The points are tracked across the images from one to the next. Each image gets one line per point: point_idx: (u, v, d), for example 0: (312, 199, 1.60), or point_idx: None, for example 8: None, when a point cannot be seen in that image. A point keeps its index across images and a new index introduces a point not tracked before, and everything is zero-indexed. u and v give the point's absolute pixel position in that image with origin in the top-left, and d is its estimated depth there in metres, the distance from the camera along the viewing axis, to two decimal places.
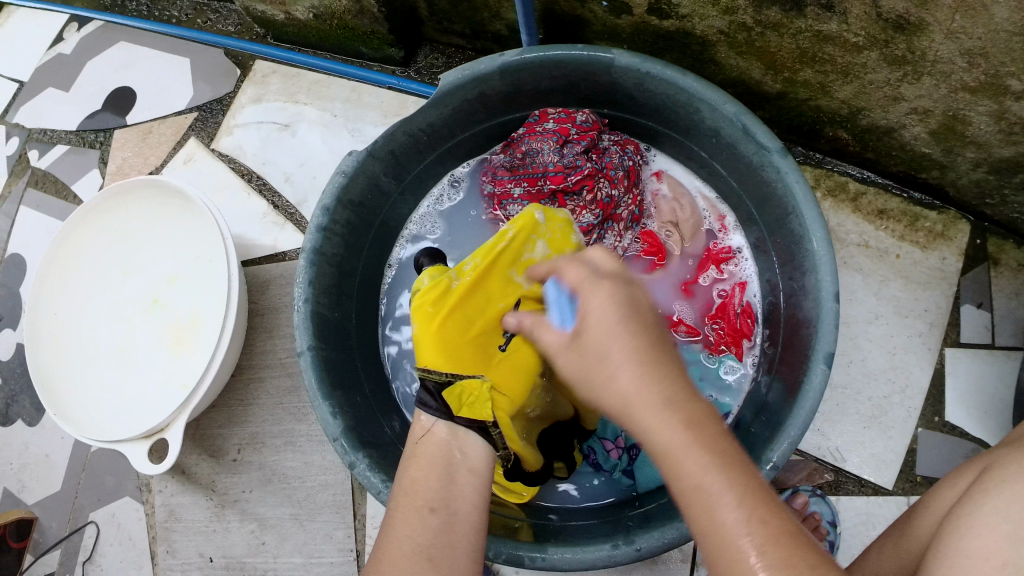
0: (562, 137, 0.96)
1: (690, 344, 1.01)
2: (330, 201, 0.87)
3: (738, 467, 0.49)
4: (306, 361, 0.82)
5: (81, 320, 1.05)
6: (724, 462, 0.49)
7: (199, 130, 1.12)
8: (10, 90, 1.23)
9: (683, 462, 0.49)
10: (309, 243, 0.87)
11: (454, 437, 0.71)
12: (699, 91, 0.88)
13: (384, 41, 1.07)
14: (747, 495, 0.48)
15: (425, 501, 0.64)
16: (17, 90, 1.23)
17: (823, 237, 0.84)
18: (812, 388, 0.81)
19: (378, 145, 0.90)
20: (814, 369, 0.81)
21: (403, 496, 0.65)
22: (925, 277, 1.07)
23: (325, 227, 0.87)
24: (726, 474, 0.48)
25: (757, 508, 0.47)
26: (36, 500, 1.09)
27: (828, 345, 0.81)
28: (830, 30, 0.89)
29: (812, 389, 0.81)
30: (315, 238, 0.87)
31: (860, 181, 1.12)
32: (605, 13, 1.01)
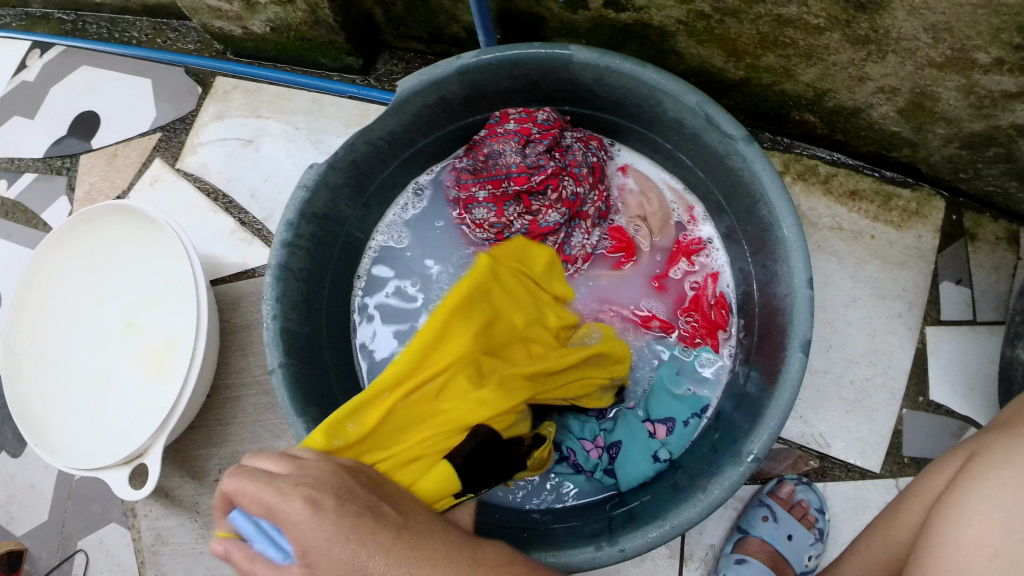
0: (523, 138, 0.95)
1: (666, 339, 0.99)
2: (292, 215, 0.87)
3: None
4: (278, 379, 0.82)
5: (60, 351, 1.05)
6: None
7: (164, 151, 1.11)
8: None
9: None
10: (273, 259, 0.86)
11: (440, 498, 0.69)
12: (661, 83, 0.88)
13: (342, 51, 1.06)
14: None
15: None
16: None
17: (793, 223, 0.84)
18: (789, 377, 0.81)
19: (339, 156, 0.90)
20: (790, 358, 0.82)
21: None
22: (902, 257, 1.06)
23: (289, 242, 0.87)
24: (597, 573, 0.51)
25: None
26: (25, 531, 1.09)
27: (805, 333, 0.82)
28: (790, 13, 0.88)
29: (789, 377, 0.81)
30: (280, 254, 0.86)
31: (831, 163, 1.10)
32: (562, 9, 1.00)
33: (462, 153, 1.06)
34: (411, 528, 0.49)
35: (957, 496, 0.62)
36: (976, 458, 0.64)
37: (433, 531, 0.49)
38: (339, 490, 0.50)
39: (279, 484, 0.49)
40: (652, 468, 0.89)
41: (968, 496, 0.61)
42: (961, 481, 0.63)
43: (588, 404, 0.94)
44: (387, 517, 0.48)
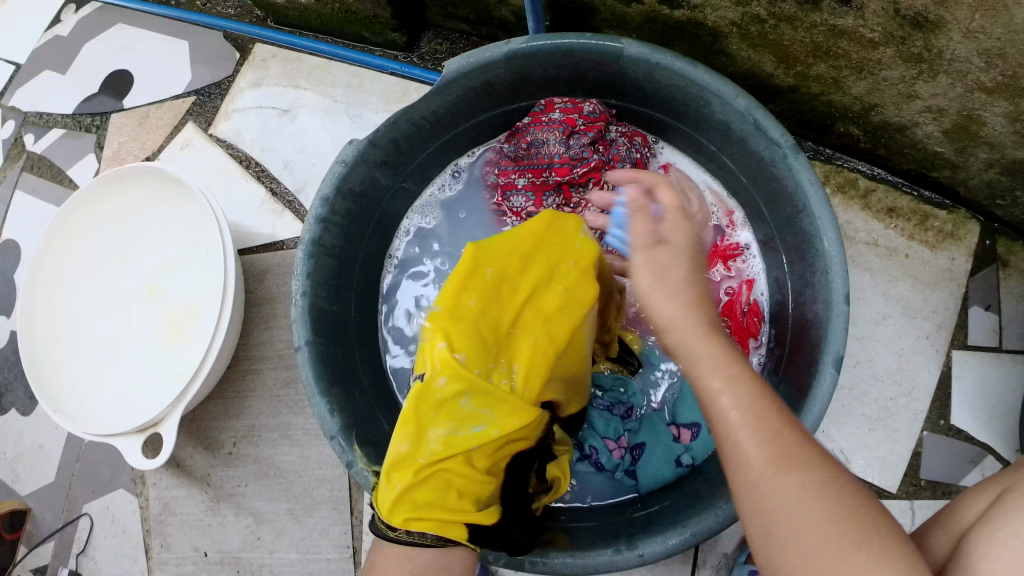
0: (568, 128, 0.93)
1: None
2: (328, 190, 0.86)
3: (776, 418, 0.55)
4: (304, 356, 0.82)
5: (77, 312, 1.03)
6: (763, 416, 0.55)
7: (197, 115, 1.09)
8: (4, 72, 1.21)
9: (716, 406, 0.57)
10: (307, 234, 0.85)
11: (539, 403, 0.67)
12: (710, 82, 0.87)
13: (387, 26, 1.05)
14: (777, 431, 0.54)
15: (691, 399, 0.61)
16: (13, 73, 1.20)
17: (834, 237, 0.83)
18: (820, 392, 0.80)
19: (380, 134, 0.89)
20: (823, 372, 0.81)
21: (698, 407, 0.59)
22: (934, 278, 1.05)
23: (323, 217, 0.86)
24: (753, 411, 0.55)
25: (760, 417, 0.55)
26: (30, 491, 1.08)
27: (837, 348, 0.81)
28: (846, 24, 0.88)
29: (821, 394, 0.80)
30: (314, 229, 0.85)
31: (871, 178, 1.09)
32: (615, 1, 0.99)
33: (503, 139, 1.04)
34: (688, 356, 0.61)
35: (987, 534, 0.58)
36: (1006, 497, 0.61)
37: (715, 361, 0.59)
38: (675, 275, 0.65)
39: (639, 254, 0.68)
40: (673, 473, 0.89)
41: (1001, 531, 0.57)
42: (995, 514, 0.60)
43: (614, 404, 0.96)
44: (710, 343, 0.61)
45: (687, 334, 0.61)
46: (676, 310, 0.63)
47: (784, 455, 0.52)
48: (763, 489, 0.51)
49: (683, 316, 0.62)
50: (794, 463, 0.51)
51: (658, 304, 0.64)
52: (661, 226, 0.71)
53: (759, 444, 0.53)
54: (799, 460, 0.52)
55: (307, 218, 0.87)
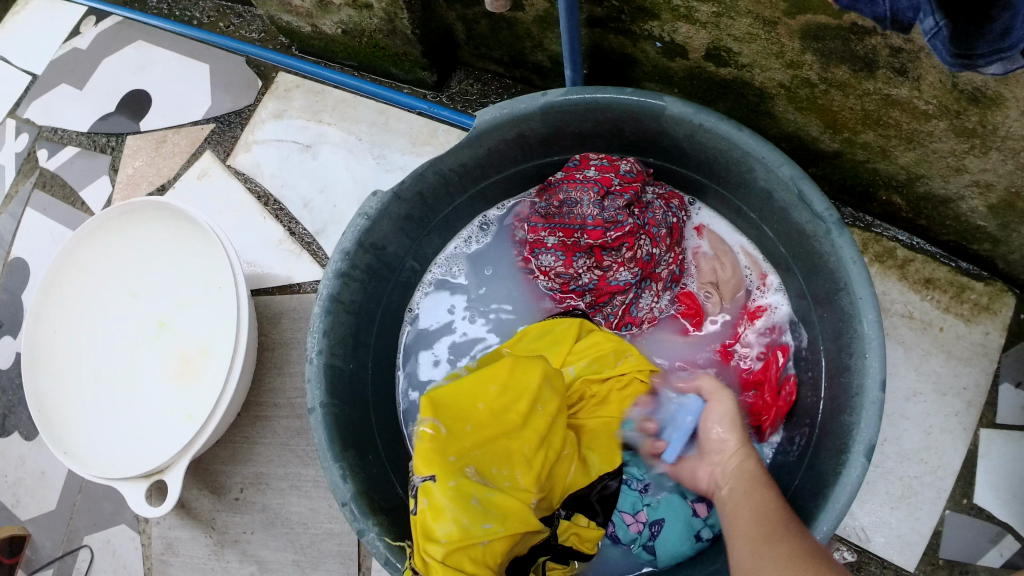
0: (603, 189, 0.91)
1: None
2: (349, 244, 0.83)
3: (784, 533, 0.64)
4: (317, 419, 0.79)
5: (84, 340, 1.00)
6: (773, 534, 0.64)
7: (216, 144, 1.07)
8: (22, 83, 1.18)
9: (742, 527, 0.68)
10: (325, 289, 0.82)
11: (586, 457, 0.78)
12: (755, 148, 0.85)
13: (416, 64, 1.04)
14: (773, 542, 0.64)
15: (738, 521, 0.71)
16: (30, 83, 1.18)
17: (873, 318, 0.81)
18: (848, 483, 0.79)
19: (405, 185, 0.86)
20: (853, 461, 0.79)
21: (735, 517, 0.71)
22: (967, 353, 1.02)
23: (342, 271, 0.83)
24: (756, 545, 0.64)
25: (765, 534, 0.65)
26: (30, 516, 1.06)
27: (869, 437, 0.79)
28: (900, 94, 0.85)
29: (849, 482, 0.79)
30: (332, 284, 0.83)
31: (909, 247, 1.06)
32: (659, 54, 0.97)
33: (535, 193, 1.01)
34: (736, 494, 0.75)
35: None
36: None
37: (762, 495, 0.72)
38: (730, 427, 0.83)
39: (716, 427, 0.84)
40: (693, 548, 0.86)
41: None
42: None
43: (633, 477, 0.90)
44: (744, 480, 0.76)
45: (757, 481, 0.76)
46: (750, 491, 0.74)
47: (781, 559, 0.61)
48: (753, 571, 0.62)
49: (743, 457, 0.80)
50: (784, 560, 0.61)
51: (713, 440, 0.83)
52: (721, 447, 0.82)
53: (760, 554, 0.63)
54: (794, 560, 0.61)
55: (326, 270, 0.84)
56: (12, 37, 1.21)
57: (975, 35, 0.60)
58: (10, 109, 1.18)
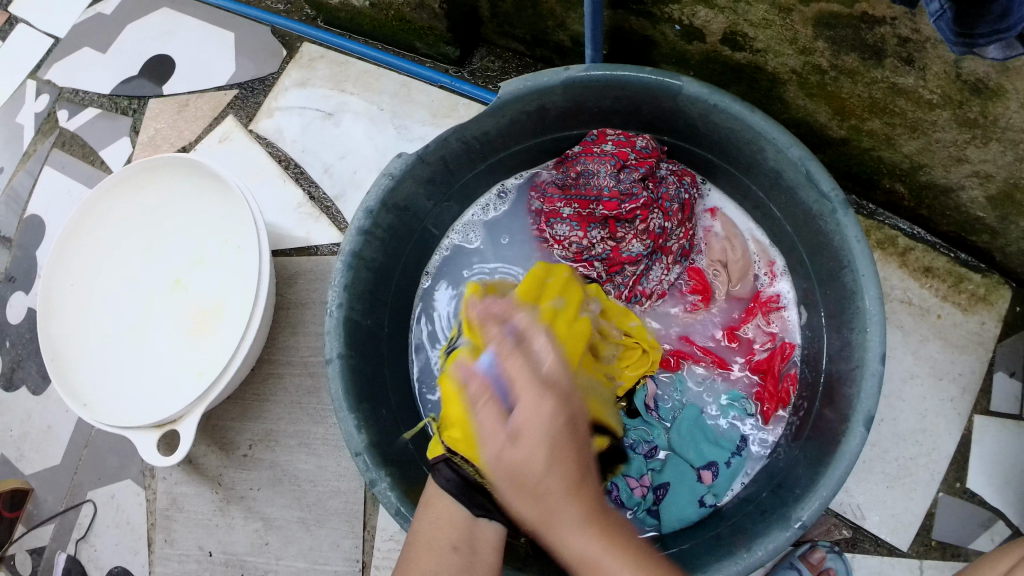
0: (621, 161, 0.94)
1: (730, 386, 0.98)
2: (373, 203, 0.85)
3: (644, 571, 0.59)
4: (334, 368, 0.81)
5: (99, 294, 1.01)
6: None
7: (238, 109, 1.09)
8: (46, 45, 1.20)
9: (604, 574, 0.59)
10: (348, 245, 0.85)
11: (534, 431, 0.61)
12: (767, 130, 0.88)
13: (440, 38, 1.07)
14: None
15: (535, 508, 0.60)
16: (52, 46, 1.20)
17: (876, 295, 0.84)
18: (847, 451, 0.80)
19: (430, 150, 0.89)
20: (852, 431, 0.81)
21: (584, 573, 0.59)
22: (964, 341, 1.05)
23: (365, 230, 0.85)
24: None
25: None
26: (34, 470, 1.07)
27: (869, 408, 0.81)
28: (906, 83, 0.88)
29: (849, 451, 0.80)
30: (355, 241, 0.85)
31: (910, 237, 1.09)
32: (677, 37, 1.01)
33: (551, 165, 1.04)
34: (548, 496, 0.60)
35: None
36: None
37: (582, 530, 0.60)
38: (528, 439, 0.60)
39: (522, 406, 0.62)
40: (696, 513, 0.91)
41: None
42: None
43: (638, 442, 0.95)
44: (557, 464, 0.60)
45: (550, 512, 0.60)
46: (553, 485, 0.60)
47: None
48: None
49: (542, 482, 0.60)
50: None
51: (508, 465, 0.61)
52: (513, 436, 0.61)
53: None
54: None
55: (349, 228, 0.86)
56: (37, 1, 1.23)
57: (976, 16, 0.59)
58: (33, 70, 1.20)
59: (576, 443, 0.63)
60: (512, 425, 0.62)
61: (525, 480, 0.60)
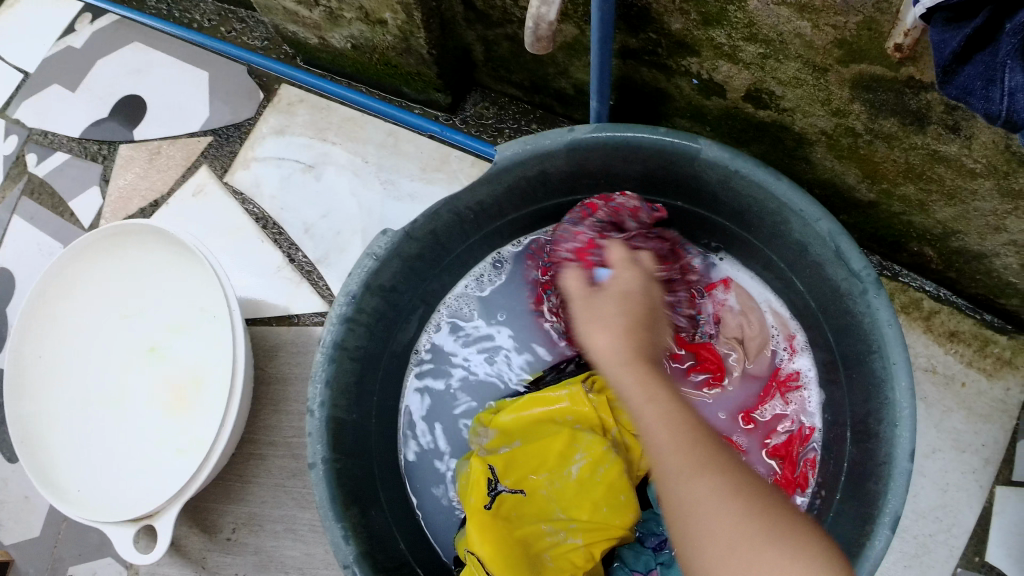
0: (598, 223, 0.87)
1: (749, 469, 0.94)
2: (356, 287, 0.79)
3: (730, 470, 0.60)
4: (318, 475, 0.74)
5: (69, 365, 0.94)
6: (717, 467, 0.60)
7: (212, 158, 1.05)
8: (15, 80, 1.15)
9: (665, 464, 0.60)
10: (328, 335, 0.77)
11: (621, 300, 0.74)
12: (791, 199, 0.81)
13: (430, 84, 1.02)
14: (726, 480, 0.59)
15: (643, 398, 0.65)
16: (21, 82, 1.15)
17: (908, 388, 0.77)
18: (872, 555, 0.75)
19: (418, 225, 0.82)
20: (877, 534, 0.75)
21: (656, 453, 0.61)
22: (987, 409, 1.00)
23: (348, 317, 0.78)
24: (724, 477, 0.59)
25: (710, 467, 0.59)
26: (13, 541, 1.00)
27: (896, 509, 0.75)
28: (948, 151, 0.81)
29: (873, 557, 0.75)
30: (336, 330, 0.78)
31: (936, 299, 1.05)
32: (693, 91, 0.94)
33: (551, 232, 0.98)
34: (620, 368, 0.68)
35: None
36: None
37: (661, 416, 0.63)
38: (606, 304, 0.74)
39: (609, 299, 0.74)
40: None
41: None
42: None
43: (647, 535, 0.88)
44: (636, 323, 0.72)
45: (638, 412, 0.64)
46: (631, 384, 0.66)
47: (742, 503, 0.57)
48: (709, 532, 0.56)
49: (620, 379, 0.67)
50: (741, 507, 0.57)
51: (603, 355, 0.70)
52: (596, 327, 0.72)
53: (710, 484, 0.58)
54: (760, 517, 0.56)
55: (329, 315, 0.79)
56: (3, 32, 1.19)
57: None
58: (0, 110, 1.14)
59: (644, 356, 0.69)
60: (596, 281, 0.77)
61: (609, 320, 0.71)
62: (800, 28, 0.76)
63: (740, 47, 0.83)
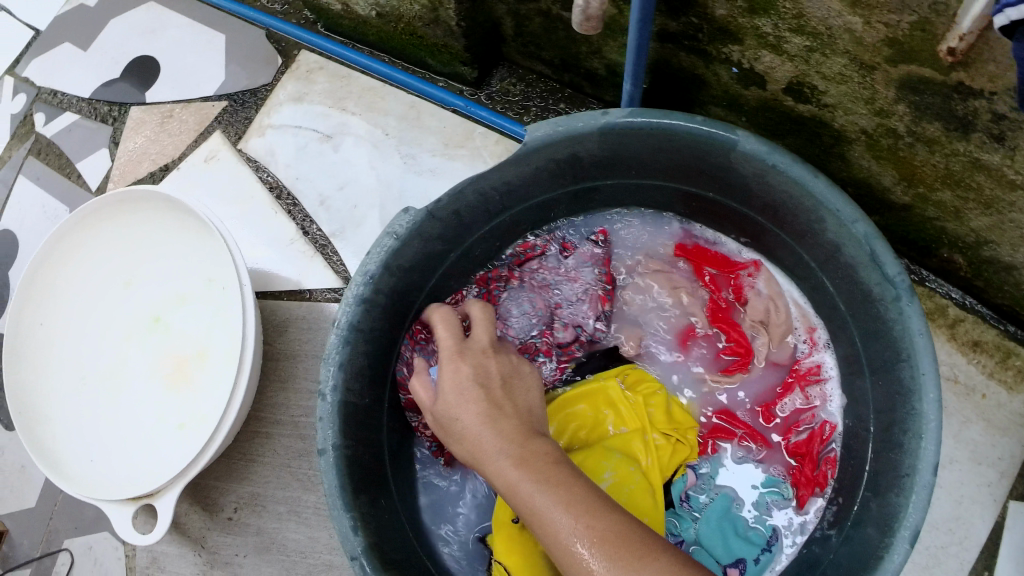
0: (466, 306, 0.97)
1: (768, 467, 0.92)
2: (375, 267, 0.76)
3: (598, 506, 0.54)
4: (327, 461, 0.71)
5: (70, 332, 0.91)
6: (579, 508, 0.54)
7: (227, 125, 1.01)
8: (26, 38, 1.12)
9: (533, 501, 0.55)
10: (343, 316, 0.75)
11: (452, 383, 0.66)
12: (830, 199, 0.79)
13: (456, 57, 0.99)
14: (592, 513, 0.53)
15: (512, 455, 0.59)
16: (32, 40, 1.12)
17: (935, 399, 0.75)
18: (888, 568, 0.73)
19: (442, 205, 0.79)
20: (896, 547, 0.74)
21: (519, 501, 0.56)
22: (1006, 423, 0.99)
23: (365, 297, 0.76)
24: (572, 511, 0.54)
25: (584, 513, 0.53)
26: (8, 511, 0.98)
27: (916, 523, 0.74)
28: (991, 161, 0.79)
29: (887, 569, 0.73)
30: (353, 311, 0.75)
31: (961, 307, 1.03)
32: (732, 80, 0.92)
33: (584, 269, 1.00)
34: (463, 427, 0.62)
35: None
36: None
37: (522, 475, 0.57)
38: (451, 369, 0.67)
39: (447, 369, 0.67)
40: None
41: None
42: None
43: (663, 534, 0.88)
44: (478, 401, 0.63)
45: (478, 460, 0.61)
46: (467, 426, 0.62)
47: (615, 545, 0.51)
48: None
49: (461, 435, 0.62)
50: (614, 545, 0.51)
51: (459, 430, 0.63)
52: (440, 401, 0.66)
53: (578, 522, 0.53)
54: (637, 553, 0.51)
55: (346, 294, 0.76)
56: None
57: None
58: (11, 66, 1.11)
59: (477, 389, 0.64)
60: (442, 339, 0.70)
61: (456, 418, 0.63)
62: (851, 24, 0.74)
63: (786, 38, 0.80)
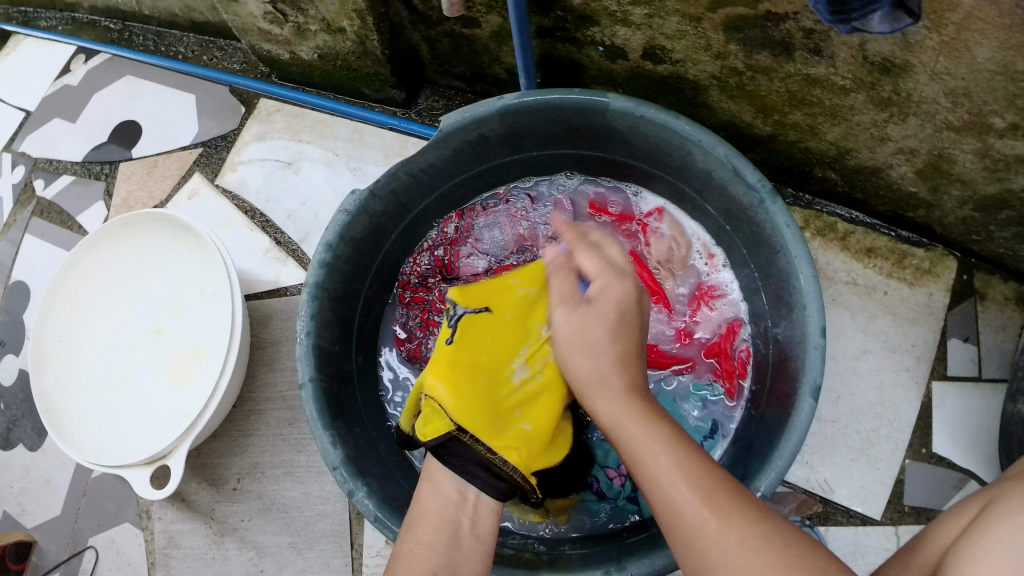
0: (434, 246, 1.11)
1: (697, 378, 1.04)
2: (332, 237, 0.92)
3: (702, 466, 0.60)
4: (308, 392, 0.86)
5: (88, 349, 1.08)
6: (686, 463, 0.60)
7: (204, 167, 1.21)
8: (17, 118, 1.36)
9: (654, 470, 0.60)
10: (311, 277, 0.91)
11: (584, 318, 0.73)
12: (692, 133, 0.92)
13: (386, 83, 1.18)
14: (709, 483, 0.58)
15: (615, 385, 0.68)
16: (24, 119, 1.36)
17: (811, 275, 0.86)
18: (800, 421, 0.82)
19: (380, 184, 0.96)
20: (801, 403, 0.83)
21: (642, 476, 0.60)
22: (913, 313, 1.10)
23: (326, 261, 0.92)
24: (684, 470, 0.59)
25: (702, 478, 0.59)
26: (36, 523, 1.12)
27: (815, 379, 0.83)
28: (819, 73, 0.93)
29: (800, 423, 0.82)
30: (318, 273, 0.91)
31: (849, 222, 1.15)
32: (602, 57, 1.09)
33: (505, 219, 1.11)
34: (598, 372, 0.70)
35: (972, 540, 0.63)
36: (990, 510, 0.65)
37: (670, 461, 0.60)
38: (592, 324, 0.72)
39: (570, 316, 0.74)
40: None
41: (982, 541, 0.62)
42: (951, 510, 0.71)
43: None
44: (621, 338, 0.72)
45: (618, 433, 0.65)
46: (630, 424, 0.64)
47: (727, 503, 0.57)
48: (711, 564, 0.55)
49: (594, 383, 0.70)
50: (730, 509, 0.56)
51: (568, 358, 0.73)
52: (590, 300, 0.75)
53: (683, 470, 0.59)
54: (735, 508, 0.57)
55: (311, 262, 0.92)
56: (9, 79, 1.40)
57: None
58: (7, 144, 1.35)
59: (629, 323, 0.73)
60: (584, 310, 0.74)
61: (599, 350, 0.71)
62: None
63: (627, 11, 0.97)
